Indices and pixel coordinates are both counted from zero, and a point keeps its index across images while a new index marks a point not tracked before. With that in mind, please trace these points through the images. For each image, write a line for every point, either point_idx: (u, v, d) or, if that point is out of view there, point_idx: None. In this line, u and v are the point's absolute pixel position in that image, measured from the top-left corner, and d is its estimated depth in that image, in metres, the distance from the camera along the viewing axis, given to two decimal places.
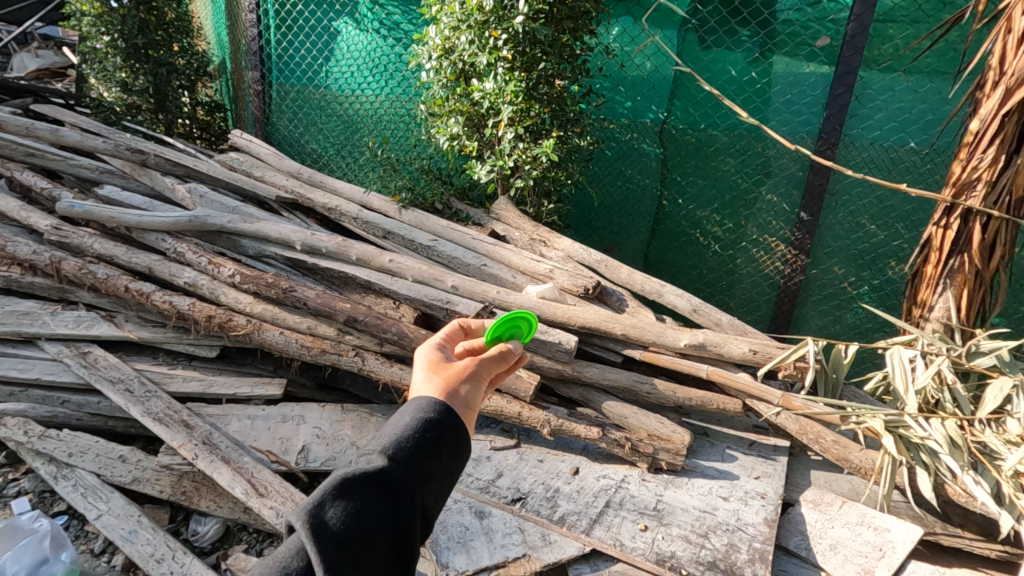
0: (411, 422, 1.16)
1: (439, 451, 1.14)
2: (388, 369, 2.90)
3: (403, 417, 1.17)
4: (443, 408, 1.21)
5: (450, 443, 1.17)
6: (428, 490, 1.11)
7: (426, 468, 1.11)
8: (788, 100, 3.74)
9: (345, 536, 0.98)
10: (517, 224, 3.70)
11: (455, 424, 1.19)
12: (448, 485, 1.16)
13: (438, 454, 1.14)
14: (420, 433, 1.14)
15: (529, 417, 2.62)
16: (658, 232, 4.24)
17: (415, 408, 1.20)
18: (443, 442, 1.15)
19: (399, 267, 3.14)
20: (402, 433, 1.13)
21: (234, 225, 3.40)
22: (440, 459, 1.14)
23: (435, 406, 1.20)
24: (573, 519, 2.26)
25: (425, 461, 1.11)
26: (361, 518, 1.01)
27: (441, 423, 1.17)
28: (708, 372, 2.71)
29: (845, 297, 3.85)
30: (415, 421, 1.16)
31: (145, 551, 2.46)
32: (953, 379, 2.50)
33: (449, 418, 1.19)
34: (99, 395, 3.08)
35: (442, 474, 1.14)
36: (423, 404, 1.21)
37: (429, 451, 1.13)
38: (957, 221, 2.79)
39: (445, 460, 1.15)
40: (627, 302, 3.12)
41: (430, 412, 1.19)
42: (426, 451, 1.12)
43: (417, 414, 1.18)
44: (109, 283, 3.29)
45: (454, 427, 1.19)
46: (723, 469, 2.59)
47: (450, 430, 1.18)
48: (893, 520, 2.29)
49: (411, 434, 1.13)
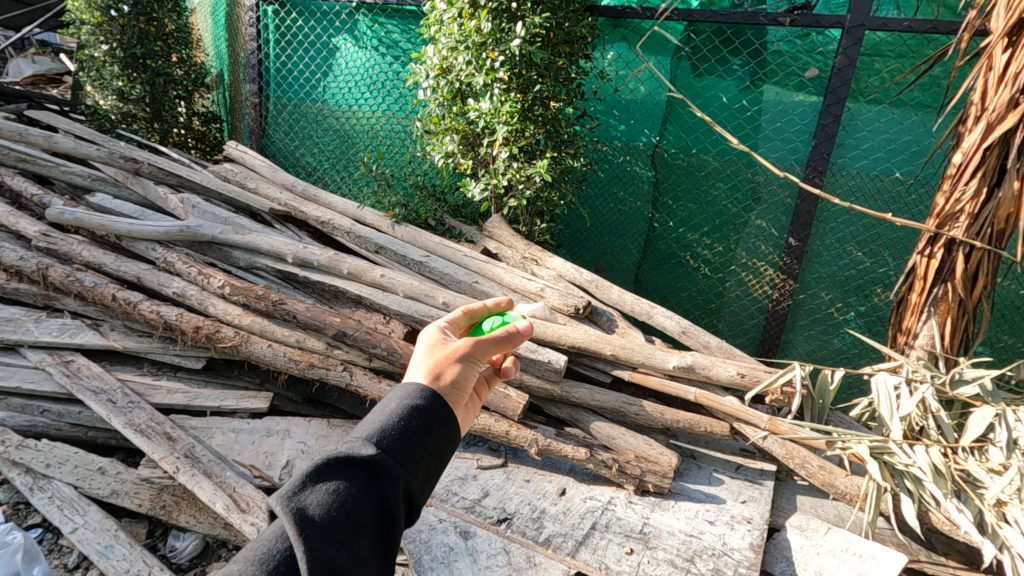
0: (394, 411, 1.13)
1: (424, 439, 1.12)
2: (376, 385, 2.88)
3: (388, 405, 1.16)
4: (428, 395, 1.18)
5: (435, 429, 1.14)
6: (415, 474, 1.08)
7: (412, 453, 1.09)
8: (778, 127, 3.83)
9: (326, 520, 0.97)
10: (509, 242, 3.72)
11: (444, 413, 1.18)
12: (436, 472, 1.14)
13: (425, 443, 1.11)
14: (405, 421, 1.12)
15: (517, 436, 2.62)
16: (648, 253, 4.28)
17: (400, 397, 1.18)
18: (428, 428, 1.13)
19: (390, 282, 3.14)
20: (386, 422, 1.11)
21: (225, 236, 3.39)
22: (426, 446, 1.12)
23: (421, 393, 1.18)
24: (558, 541, 2.23)
25: (409, 450, 1.09)
26: (342, 501, 1.00)
27: (427, 410, 1.15)
28: (695, 395, 2.72)
29: (832, 322, 3.89)
30: (400, 409, 1.14)
31: (120, 567, 2.41)
32: (937, 408, 2.60)
33: (433, 406, 1.17)
34: (80, 405, 3.03)
35: (429, 459, 1.12)
36: (408, 390, 1.20)
37: (415, 439, 1.10)
38: (940, 251, 2.85)
39: (431, 447, 1.12)
40: (616, 322, 3.13)
41: (416, 400, 1.17)
42: (412, 439, 1.10)
43: (402, 402, 1.16)
44: (96, 291, 3.26)
45: (439, 413, 1.17)
46: (709, 492, 2.59)
47: (438, 420, 1.15)
48: (879, 548, 2.25)
49: (397, 421, 1.11)
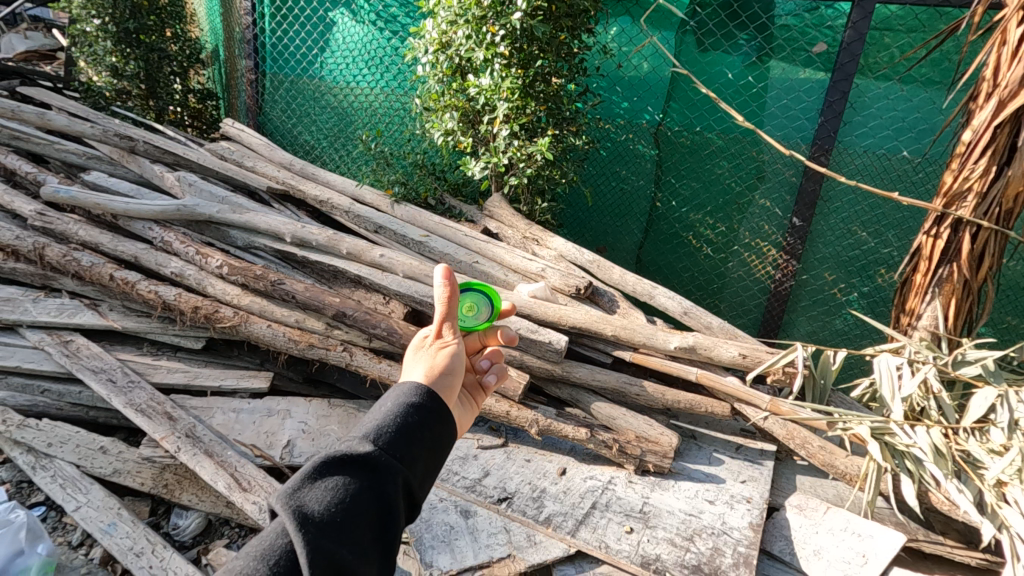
0: (392, 408, 1.12)
1: (423, 436, 1.10)
2: (376, 365, 2.86)
3: (386, 402, 1.14)
4: (425, 392, 1.16)
5: (433, 425, 1.12)
6: (414, 470, 1.07)
7: (411, 450, 1.07)
8: (784, 105, 3.76)
9: (326, 516, 0.96)
10: (509, 221, 3.68)
11: (442, 409, 1.15)
12: (435, 468, 1.12)
13: (424, 439, 1.10)
14: (403, 418, 1.10)
15: (517, 416, 2.61)
16: (650, 233, 4.24)
17: (398, 394, 1.16)
18: (426, 425, 1.11)
19: (389, 262, 3.12)
20: (385, 419, 1.09)
21: (222, 214, 3.36)
22: (425, 442, 1.10)
23: (418, 390, 1.15)
24: (558, 520, 2.23)
25: (407, 446, 1.07)
26: (341, 497, 0.99)
27: (424, 407, 1.13)
28: (696, 375, 2.70)
29: (834, 303, 3.87)
30: (398, 407, 1.12)
31: (123, 545, 2.43)
32: (939, 388, 2.60)
33: (431, 402, 1.15)
34: (80, 384, 3.02)
35: (428, 455, 1.10)
36: (405, 388, 1.17)
37: (414, 435, 1.08)
38: (947, 231, 2.82)
39: (429, 443, 1.11)
40: (617, 303, 3.10)
41: (413, 396, 1.15)
42: (410, 435, 1.08)
43: (399, 399, 1.14)
44: (94, 271, 3.23)
45: (436, 409, 1.15)
46: (709, 472, 2.59)
47: (435, 417, 1.13)
48: (877, 527, 2.26)
49: (394, 419, 1.09)
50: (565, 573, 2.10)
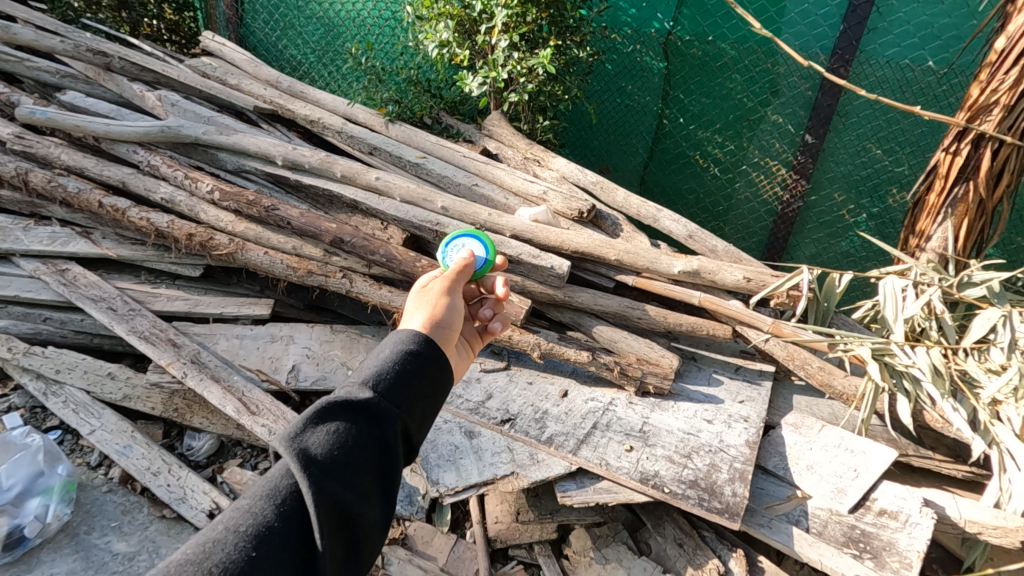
0: (391, 354, 1.11)
1: (421, 382, 1.09)
2: (377, 292, 2.83)
3: (384, 348, 1.13)
4: (422, 339, 1.15)
5: (431, 371, 1.11)
6: (412, 416, 1.07)
7: (409, 395, 1.06)
8: (805, 10, 3.48)
9: (327, 459, 0.96)
10: (510, 142, 3.53)
11: (440, 357, 1.15)
12: (433, 413, 1.13)
13: (422, 385, 1.09)
14: (401, 363, 1.09)
15: (519, 341, 2.63)
16: (656, 152, 4.08)
17: (396, 340, 1.15)
18: (424, 370, 1.11)
19: (386, 186, 3.01)
20: (383, 365, 1.08)
21: (209, 136, 3.21)
22: (423, 388, 1.09)
23: (416, 337, 1.15)
24: (560, 440, 2.28)
25: (405, 391, 1.06)
26: (342, 440, 0.99)
27: (421, 354, 1.13)
28: (699, 299, 2.69)
29: (842, 225, 3.78)
30: (396, 353, 1.11)
31: (140, 465, 2.52)
32: (941, 310, 2.58)
33: (428, 348, 1.14)
34: (81, 313, 3.02)
35: (425, 400, 1.10)
36: (402, 336, 1.16)
37: (412, 381, 1.08)
38: (967, 147, 2.70)
39: (428, 388, 1.10)
40: (621, 226, 3.03)
41: (411, 343, 1.14)
42: (408, 381, 1.07)
43: (398, 345, 1.13)
44: (82, 198, 3.13)
45: (433, 355, 1.14)
46: (708, 393, 2.64)
47: (433, 363, 1.13)
48: (870, 444, 2.30)
49: (393, 364, 1.09)
50: (566, 489, 2.18)
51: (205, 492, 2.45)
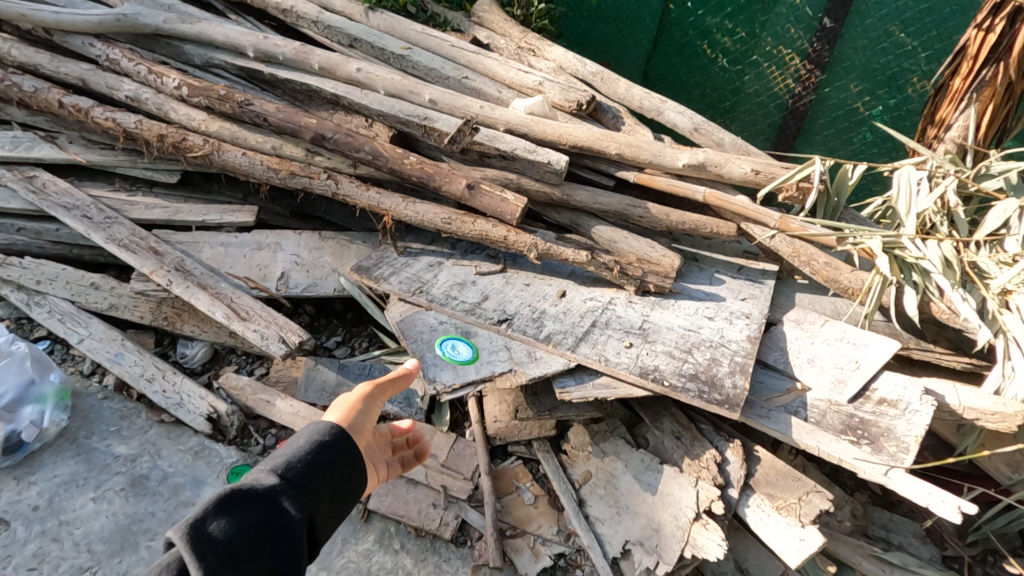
0: (301, 446, 1.26)
1: (326, 468, 1.24)
2: (365, 194, 2.67)
3: (293, 443, 1.27)
4: (333, 430, 1.31)
5: (340, 465, 1.27)
6: (317, 512, 1.19)
7: (318, 490, 1.20)
8: None
9: (226, 540, 1.03)
10: (502, 30, 3.24)
11: (349, 449, 1.31)
12: (341, 515, 1.26)
13: (329, 488, 1.23)
14: (308, 459, 1.23)
15: (516, 241, 2.49)
16: (660, 44, 3.79)
17: (308, 433, 1.30)
18: (333, 463, 1.26)
19: (369, 78, 2.78)
20: (293, 457, 1.22)
21: (172, 25, 2.92)
22: (327, 491, 1.22)
23: (329, 429, 1.30)
24: (559, 338, 2.24)
25: (312, 494, 1.20)
26: (243, 527, 1.06)
27: (336, 445, 1.29)
28: (704, 194, 2.55)
29: (856, 119, 3.54)
30: (310, 445, 1.27)
31: (134, 372, 2.50)
32: (956, 203, 2.47)
33: (339, 440, 1.30)
34: (56, 222, 2.88)
35: (334, 506, 1.23)
36: (315, 426, 1.32)
37: (318, 476, 1.22)
38: (1002, 23, 2.48)
39: (336, 483, 1.25)
40: (623, 120, 2.84)
41: (324, 435, 1.29)
42: (314, 476, 1.21)
43: (307, 440, 1.28)
44: (40, 98, 2.89)
45: (343, 448, 1.30)
46: (710, 291, 2.57)
47: (343, 454, 1.29)
48: (873, 337, 2.26)
49: (304, 458, 1.24)
50: (565, 385, 2.16)
51: (201, 396, 2.44)
